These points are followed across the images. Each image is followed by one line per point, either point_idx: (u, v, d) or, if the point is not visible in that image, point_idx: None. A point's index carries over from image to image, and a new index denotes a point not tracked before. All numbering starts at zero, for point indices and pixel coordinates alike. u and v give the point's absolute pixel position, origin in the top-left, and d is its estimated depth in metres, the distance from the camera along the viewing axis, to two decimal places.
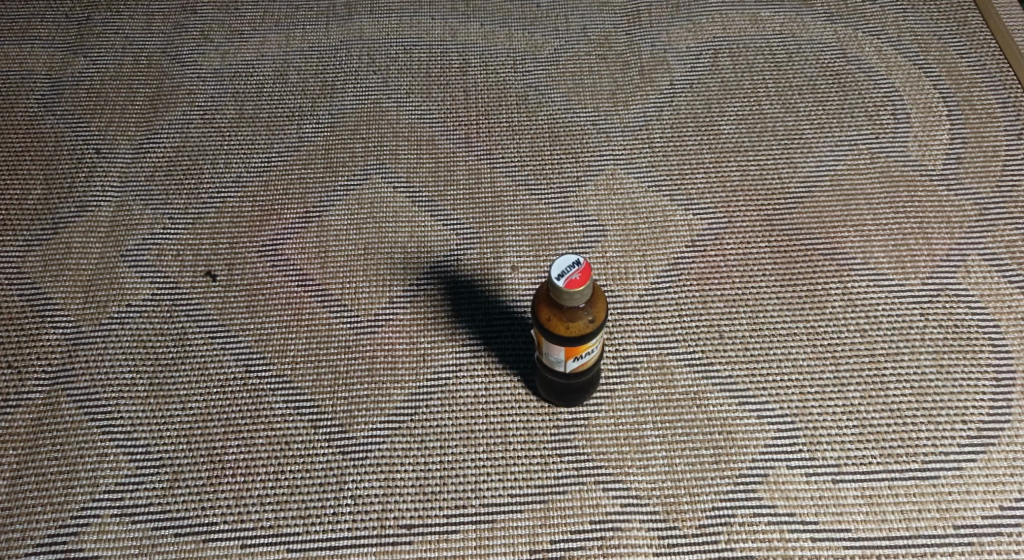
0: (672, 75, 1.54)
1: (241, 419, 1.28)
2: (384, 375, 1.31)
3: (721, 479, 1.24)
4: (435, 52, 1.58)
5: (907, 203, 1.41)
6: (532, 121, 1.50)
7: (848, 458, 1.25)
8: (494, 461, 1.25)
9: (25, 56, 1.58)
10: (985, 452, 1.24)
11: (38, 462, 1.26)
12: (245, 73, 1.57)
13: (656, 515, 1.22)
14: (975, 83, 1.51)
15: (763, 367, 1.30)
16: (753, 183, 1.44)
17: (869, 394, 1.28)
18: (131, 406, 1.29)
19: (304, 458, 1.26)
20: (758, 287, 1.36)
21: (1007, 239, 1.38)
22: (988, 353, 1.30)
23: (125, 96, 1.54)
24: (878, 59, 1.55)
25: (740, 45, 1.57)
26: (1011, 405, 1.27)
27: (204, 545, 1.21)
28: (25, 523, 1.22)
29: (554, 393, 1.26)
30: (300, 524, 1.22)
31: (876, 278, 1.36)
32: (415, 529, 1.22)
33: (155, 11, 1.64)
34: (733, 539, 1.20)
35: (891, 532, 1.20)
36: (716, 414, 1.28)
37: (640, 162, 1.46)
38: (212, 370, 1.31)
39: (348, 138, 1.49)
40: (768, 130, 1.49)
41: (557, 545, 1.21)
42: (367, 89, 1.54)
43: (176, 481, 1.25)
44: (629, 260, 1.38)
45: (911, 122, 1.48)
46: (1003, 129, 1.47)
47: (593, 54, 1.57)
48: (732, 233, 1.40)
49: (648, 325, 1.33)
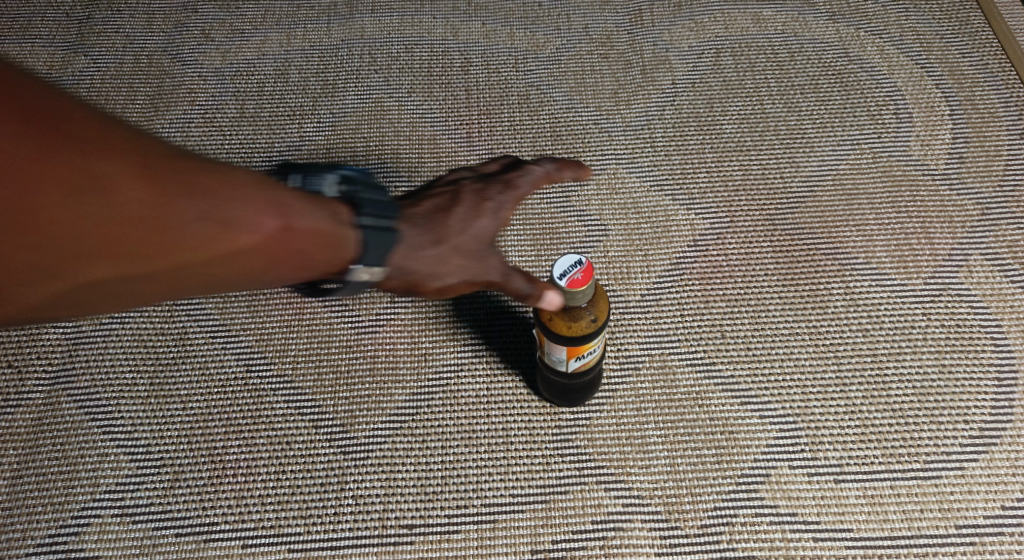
0: (674, 74, 1.54)
1: (241, 418, 1.28)
2: (385, 375, 1.30)
3: (721, 479, 1.24)
4: (435, 51, 1.57)
5: (909, 204, 1.41)
6: (533, 120, 1.50)
7: (848, 458, 1.25)
8: (494, 461, 1.25)
9: (24, 56, 1.58)
10: (986, 452, 1.24)
11: (38, 461, 1.26)
12: (246, 72, 1.56)
13: (657, 515, 1.22)
14: (976, 82, 1.51)
15: (764, 367, 1.30)
16: (754, 184, 1.43)
17: (870, 394, 1.28)
18: (132, 406, 1.29)
19: (305, 459, 1.26)
20: (759, 287, 1.35)
21: (1009, 239, 1.37)
22: (990, 353, 1.30)
23: (126, 95, 1.54)
24: (880, 58, 1.54)
25: (741, 45, 1.56)
26: (1013, 405, 1.27)
27: (205, 546, 1.21)
28: (26, 523, 1.23)
29: (555, 393, 1.26)
30: (300, 524, 1.22)
31: (878, 278, 1.35)
32: (417, 529, 1.22)
33: (154, 10, 1.63)
34: (735, 539, 1.20)
35: (892, 533, 1.20)
36: (717, 414, 1.27)
37: (640, 162, 1.46)
38: (212, 370, 1.31)
39: (348, 138, 1.49)
40: (769, 129, 1.48)
41: (558, 545, 1.20)
42: (368, 88, 1.54)
43: (176, 480, 1.25)
44: (629, 259, 1.38)
45: (912, 122, 1.48)
46: (1005, 129, 1.46)
47: (595, 53, 1.57)
48: (733, 233, 1.39)
49: (649, 325, 1.33)
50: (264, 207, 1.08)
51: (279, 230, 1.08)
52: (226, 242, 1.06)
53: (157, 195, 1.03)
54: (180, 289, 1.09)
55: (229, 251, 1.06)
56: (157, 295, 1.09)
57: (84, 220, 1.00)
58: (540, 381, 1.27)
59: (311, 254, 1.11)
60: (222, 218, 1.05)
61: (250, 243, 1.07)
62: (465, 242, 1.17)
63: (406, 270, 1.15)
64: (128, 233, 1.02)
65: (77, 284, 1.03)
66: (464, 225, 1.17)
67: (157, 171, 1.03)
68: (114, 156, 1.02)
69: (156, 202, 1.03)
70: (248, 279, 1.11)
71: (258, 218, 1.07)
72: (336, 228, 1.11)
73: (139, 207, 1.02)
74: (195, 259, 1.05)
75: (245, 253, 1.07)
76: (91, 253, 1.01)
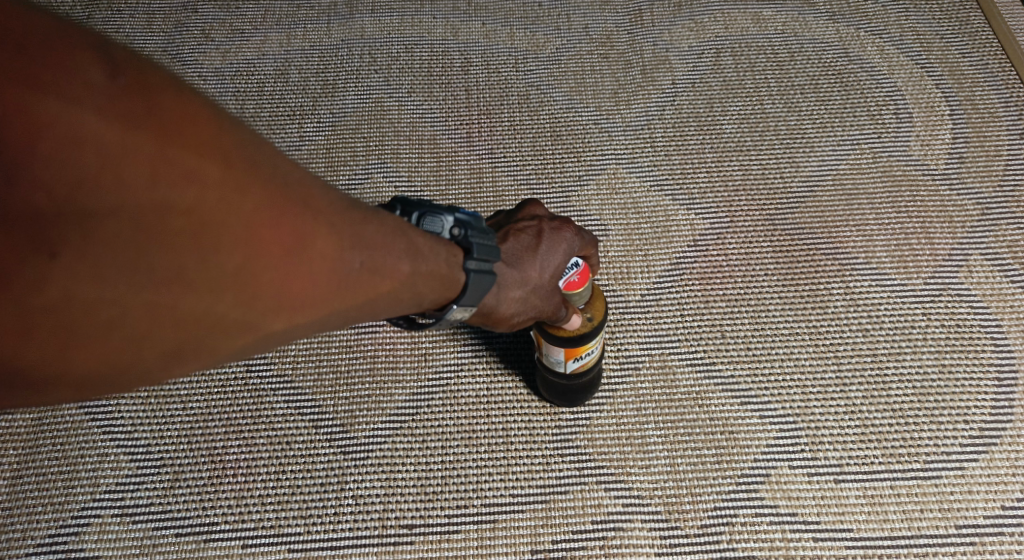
0: (674, 74, 1.54)
1: (241, 418, 1.28)
2: (385, 375, 1.30)
3: (721, 479, 1.24)
4: (436, 52, 1.57)
5: (909, 204, 1.41)
6: (533, 120, 1.50)
7: (849, 458, 1.25)
8: (495, 461, 1.25)
9: None
10: (986, 452, 1.24)
11: (38, 461, 1.26)
12: (246, 72, 1.56)
13: (657, 515, 1.22)
14: (977, 82, 1.51)
15: (764, 367, 1.30)
16: (754, 184, 1.43)
17: (870, 394, 1.28)
18: (132, 406, 1.29)
19: (305, 459, 1.26)
20: (759, 287, 1.35)
21: (1009, 239, 1.37)
22: (990, 353, 1.30)
23: None
24: (880, 58, 1.54)
25: (741, 45, 1.56)
26: (1013, 405, 1.27)
27: (205, 546, 1.21)
28: (26, 523, 1.23)
29: (555, 393, 1.26)
30: (300, 524, 1.22)
31: (878, 278, 1.35)
32: (416, 529, 1.22)
33: (155, 10, 1.63)
34: (735, 539, 1.20)
35: (893, 533, 1.20)
36: (717, 414, 1.27)
37: (640, 162, 1.46)
38: (212, 370, 1.31)
39: (348, 138, 1.49)
40: (769, 129, 1.48)
41: (557, 545, 1.20)
42: (368, 88, 1.54)
43: (176, 480, 1.25)
44: (629, 259, 1.38)
45: (912, 122, 1.48)
46: (1005, 129, 1.46)
47: (595, 53, 1.57)
48: (733, 233, 1.39)
49: (649, 325, 1.33)
50: (330, 238, 0.89)
51: (345, 266, 0.90)
52: (284, 271, 0.86)
53: (330, 244, 0.89)
54: (198, 348, 0.85)
55: (296, 296, 0.88)
56: (161, 356, 0.84)
57: (163, 229, 0.81)
58: (540, 382, 1.26)
59: (379, 299, 0.95)
60: (300, 244, 0.87)
61: (303, 274, 0.87)
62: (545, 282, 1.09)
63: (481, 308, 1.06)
64: (178, 244, 0.81)
65: (124, 308, 0.80)
66: (548, 259, 1.10)
67: (256, 175, 0.85)
68: (201, 146, 0.83)
69: (228, 207, 0.83)
70: (319, 331, 0.94)
71: (344, 251, 0.90)
72: (401, 261, 0.95)
73: (233, 215, 0.83)
74: (246, 294, 0.85)
75: (294, 292, 0.87)
76: (121, 259, 0.80)
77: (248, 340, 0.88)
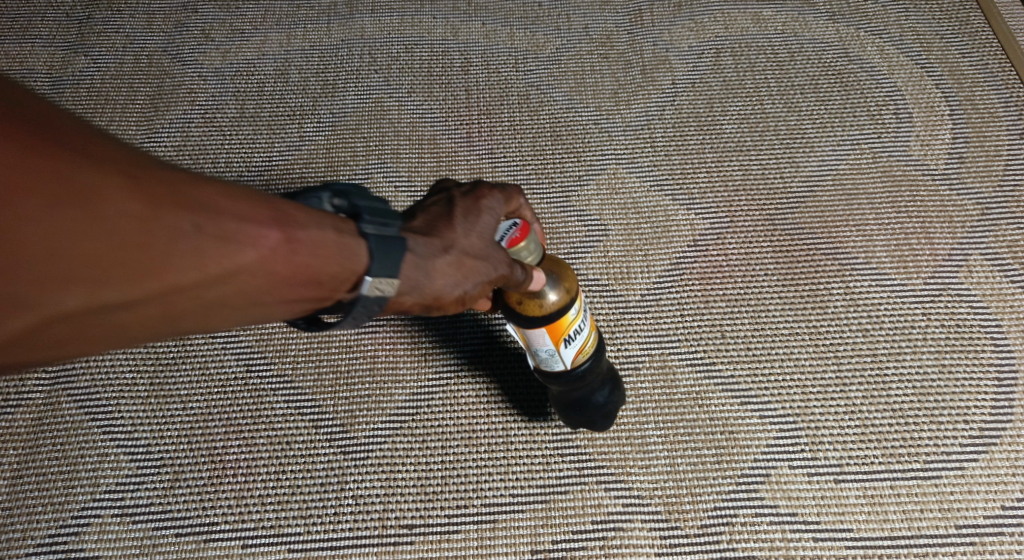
0: (674, 74, 1.54)
1: (241, 418, 1.28)
2: (385, 375, 1.30)
3: (721, 479, 1.24)
4: (435, 52, 1.57)
5: (909, 204, 1.41)
6: (533, 120, 1.50)
7: (848, 458, 1.25)
8: (494, 461, 1.25)
9: (25, 56, 1.58)
10: (986, 452, 1.24)
11: (38, 461, 1.26)
12: (246, 72, 1.56)
13: (656, 515, 1.22)
14: (976, 82, 1.50)
15: (764, 367, 1.30)
16: (754, 184, 1.43)
17: (870, 394, 1.28)
18: (132, 406, 1.29)
19: (305, 458, 1.26)
20: (759, 287, 1.35)
21: (1008, 239, 1.37)
22: (990, 353, 1.30)
23: (126, 95, 1.54)
24: (880, 58, 1.54)
25: (741, 45, 1.56)
26: (1013, 405, 1.27)
27: (205, 545, 1.22)
28: (26, 523, 1.23)
29: (567, 407, 1.20)
30: (300, 524, 1.23)
31: (877, 278, 1.35)
32: (416, 529, 1.22)
33: (155, 10, 1.63)
34: (734, 539, 1.21)
35: (892, 533, 1.21)
36: (717, 414, 1.27)
37: (640, 162, 1.46)
38: (212, 370, 1.31)
39: (348, 138, 1.49)
40: (769, 129, 1.48)
41: (557, 545, 1.21)
42: (368, 88, 1.54)
43: (176, 480, 1.25)
44: (629, 259, 1.38)
45: (912, 122, 1.48)
46: (1005, 129, 1.46)
47: (595, 54, 1.57)
48: (733, 233, 1.39)
49: (649, 325, 1.33)
50: (159, 199, 0.87)
51: (174, 230, 0.87)
52: (94, 229, 0.85)
53: (153, 209, 0.87)
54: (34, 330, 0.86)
55: (113, 258, 0.86)
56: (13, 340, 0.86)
57: None
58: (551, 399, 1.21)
59: (237, 270, 0.90)
60: (103, 208, 0.85)
61: (124, 235, 0.86)
62: (469, 247, 1.00)
63: (404, 291, 0.98)
64: None
65: None
66: (464, 223, 1.01)
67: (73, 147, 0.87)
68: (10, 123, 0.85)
69: (19, 176, 0.84)
70: (193, 313, 0.91)
71: (169, 212, 0.87)
72: (262, 228, 0.91)
73: (20, 185, 0.84)
74: (53, 264, 0.84)
75: (110, 252, 0.86)
76: None
77: (74, 321, 0.86)
